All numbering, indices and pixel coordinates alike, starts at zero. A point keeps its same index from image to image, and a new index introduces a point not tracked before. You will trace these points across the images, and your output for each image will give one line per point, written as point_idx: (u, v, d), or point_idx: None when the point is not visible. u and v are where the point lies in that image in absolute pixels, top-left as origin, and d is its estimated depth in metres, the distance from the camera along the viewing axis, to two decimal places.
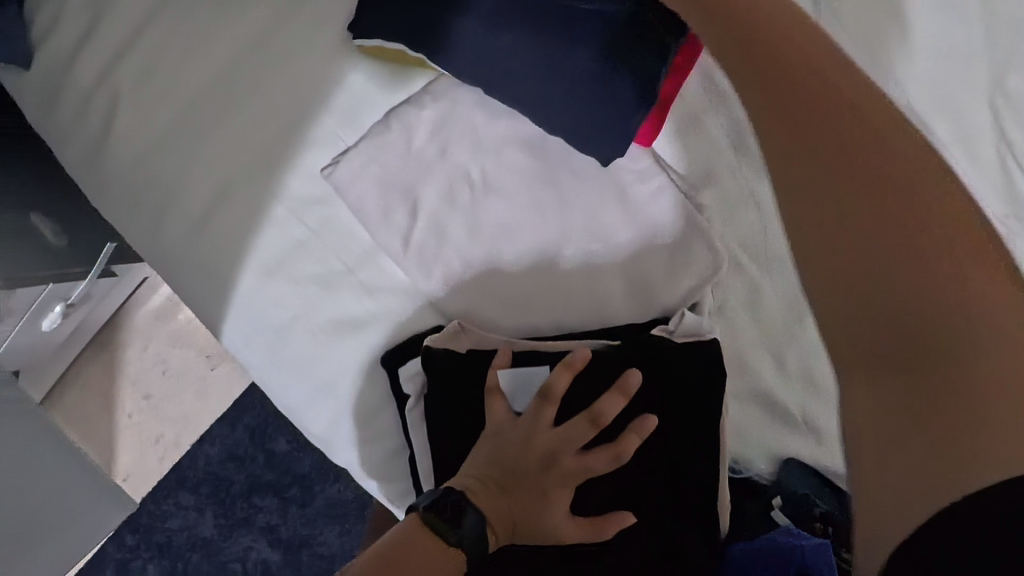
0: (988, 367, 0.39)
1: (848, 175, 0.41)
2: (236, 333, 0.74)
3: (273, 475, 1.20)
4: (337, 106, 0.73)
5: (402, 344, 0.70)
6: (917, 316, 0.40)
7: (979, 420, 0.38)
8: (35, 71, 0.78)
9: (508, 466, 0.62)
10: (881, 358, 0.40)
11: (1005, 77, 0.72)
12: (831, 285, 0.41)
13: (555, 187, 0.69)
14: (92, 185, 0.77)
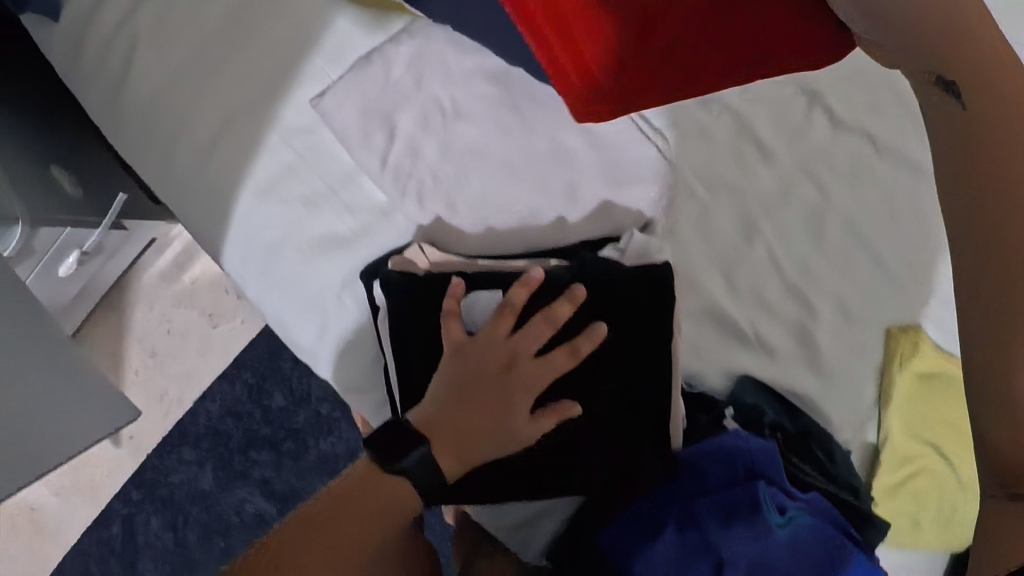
0: None
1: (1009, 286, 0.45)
2: (234, 253, 0.82)
3: (269, 429, 1.26)
4: (326, 46, 0.81)
5: (372, 264, 0.76)
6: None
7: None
8: (63, 21, 0.90)
9: (469, 377, 0.69)
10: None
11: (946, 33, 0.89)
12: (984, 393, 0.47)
13: (517, 113, 0.76)
14: (115, 126, 0.88)
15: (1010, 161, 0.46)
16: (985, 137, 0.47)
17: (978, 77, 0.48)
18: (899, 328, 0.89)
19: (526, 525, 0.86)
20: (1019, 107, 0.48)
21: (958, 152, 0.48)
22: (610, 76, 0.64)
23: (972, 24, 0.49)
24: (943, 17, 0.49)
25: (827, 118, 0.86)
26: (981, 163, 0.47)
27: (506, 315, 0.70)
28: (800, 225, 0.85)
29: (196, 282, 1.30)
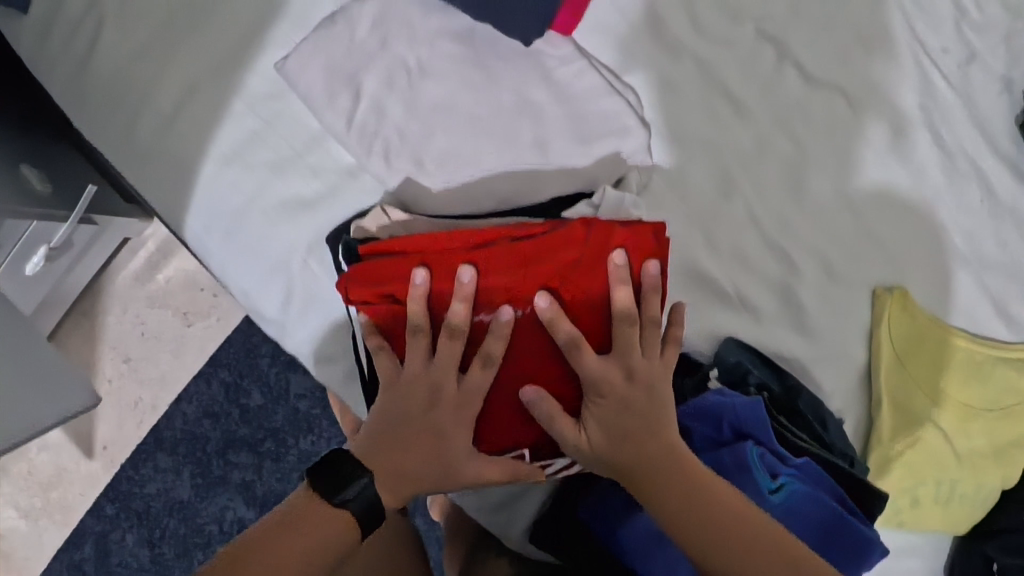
0: (667, 478, 0.68)
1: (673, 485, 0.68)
2: (197, 222, 0.79)
3: (248, 430, 1.22)
4: (292, 12, 0.80)
5: (338, 227, 0.75)
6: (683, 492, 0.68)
7: (696, 503, 0.67)
8: (31, 17, 0.85)
9: (425, 429, 0.69)
10: (690, 496, 0.68)
11: None
12: (680, 489, 0.68)
13: (485, 70, 0.76)
14: (74, 102, 0.85)
15: (693, 516, 0.67)
16: (679, 481, 0.68)
17: (633, 438, 0.69)
18: (885, 288, 0.87)
19: (505, 505, 0.82)
20: (655, 434, 0.69)
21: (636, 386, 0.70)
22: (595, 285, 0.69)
23: (633, 404, 0.69)
24: (629, 417, 0.69)
25: (799, 73, 0.84)
26: (705, 536, 0.66)
27: (445, 345, 0.67)
28: (778, 181, 0.83)
29: (170, 282, 1.25)
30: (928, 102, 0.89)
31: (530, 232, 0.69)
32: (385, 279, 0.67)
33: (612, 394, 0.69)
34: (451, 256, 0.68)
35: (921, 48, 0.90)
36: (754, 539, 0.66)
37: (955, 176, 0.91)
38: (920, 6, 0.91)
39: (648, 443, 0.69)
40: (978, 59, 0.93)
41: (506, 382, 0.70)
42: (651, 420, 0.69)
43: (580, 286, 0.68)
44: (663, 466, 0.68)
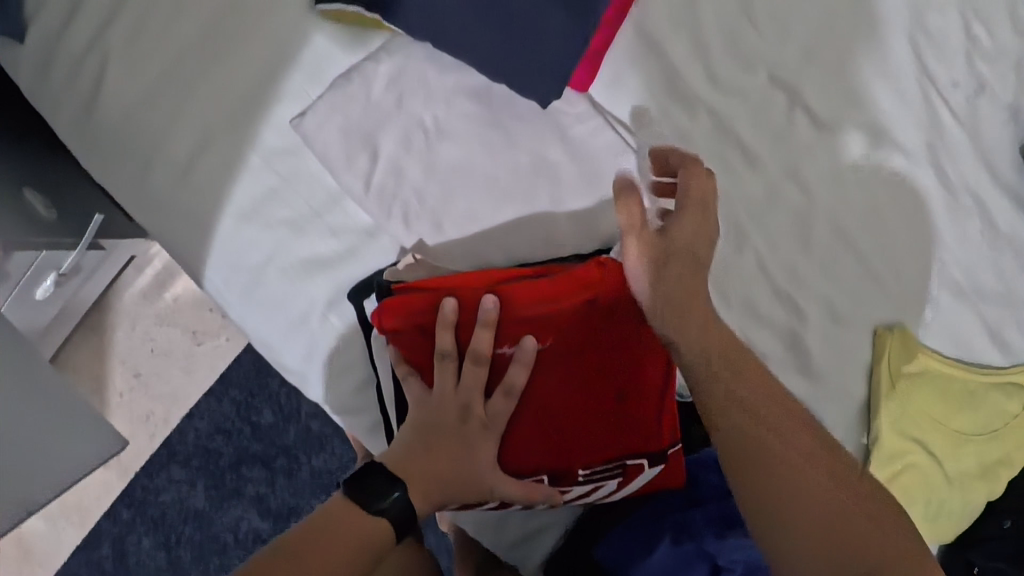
0: (757, 427, 0.63)
1: (759, 435, 0.62)
2: (216, 276, 0.80)
3: (260, 446, 1.26)
4: (304, 63, 0.80)
5: (365, 279, 0.76)
6: (772, 445, 0.62)
7: (786, 462, 0.61)
8: (30, 44, 0.82)
9: (454, 446, 0.70)
10: (778, 452, 0.62)
11: (928, 17, 0.89)
12: (765, 445, 0.62)
13: (502, 131, 0.77)
14: (80, 140, 0.82)
15: (779, 454, 0.61)
16: (757, 419, 0.63)
17: (721, 366, 0.65)
18: (885, 327, 0.90)
19: (521, 540, 0.85)
20: (746, 369, 0.66)
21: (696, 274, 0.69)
22: (618, 312, 0.71)
23: (712, 330, 0.66)
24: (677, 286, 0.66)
25: (808, 118, 0.84)
26: (789, 479, 0.60)
27: (470, 370, 0.69)
28: (786, 228, 0.85)
29: (178, 300, 1.27)
30: (935, 141, 0.89)
31: (550, 270, 0.72)
32: (416, 309, 0.70)
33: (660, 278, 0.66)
34: (477, 290, 0.71)
35: (927, 79, 0.89)
36: (836, 502, 0.61)
37: (958, 213, 0.92)
38: (931, 38, 0.89)
39: (728, 381, 0.65)
40: (988, 91, 0.92)
41: (532, 407, 0.71)
42: (738, 357, 0.67)
43: (602, 316, 0.71)
44: (753, 401, 0.64)
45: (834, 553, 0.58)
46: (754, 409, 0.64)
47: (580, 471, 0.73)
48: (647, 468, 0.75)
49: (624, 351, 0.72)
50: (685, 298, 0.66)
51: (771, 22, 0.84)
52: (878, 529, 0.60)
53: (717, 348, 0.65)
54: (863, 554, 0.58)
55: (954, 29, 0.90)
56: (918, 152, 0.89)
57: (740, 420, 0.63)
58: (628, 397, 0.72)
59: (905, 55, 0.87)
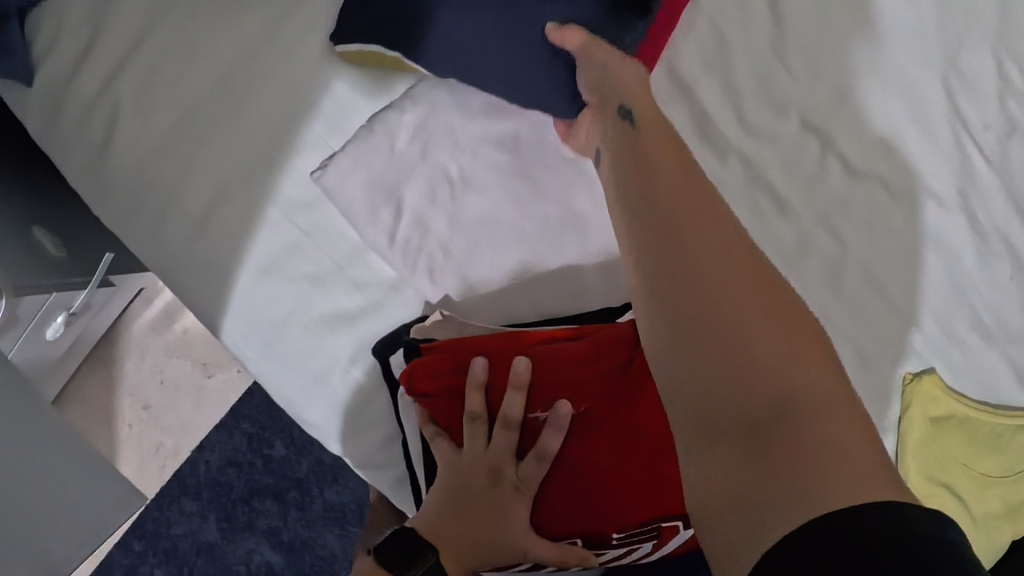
0: (715, 338, 0.47)
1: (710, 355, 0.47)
2: (235, 329, 0.78)
3: (272, 479, 1.23)
4: (324, 112, 0.78)
5: (390, 334, 0.75)
6: (721, 365, 0.46)
7: (737, 390, 0.45)
8: (37, 86, 0.80)
9: (486, 509, 0.68)
10: (734, 380, 0.45)
11: (960, 58, 0.87)
12: (707, 377, 0.46)
13: (530, 183, 0.75)
14: (92, 189, 0.80)
15: (703, 302, 0.48)
16: (707, 341, 0.47)
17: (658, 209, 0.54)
18: (913, 374, 0.88)
19: None
20: (694, 201, 0.53)
21: (673, 175, 0.57)
22: (655, 373, 0.69)
23: (665, 168, 0.57)
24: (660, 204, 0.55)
25: (844, 168, 0.86)
26: (696, 336, 0.47)
27: (501, 434, 0.68)
28: (820, 280, 0.86)
29: (188, 332, 1.25)
30: (966, 185, 0.87)
31: (581, 330, 0.72)
32: (446, 370, 0.69)
33: (634, 184, 0.58)
34: (509, 353, 0.70)
35: (957, 123, 0.87)
36: (781, 363, 0.45)
37: (990, 257, 0.88)
38: (963, 79, 0.87)
39: (689, 291, 0.49)
40: (1021, 132, 0.87)
41: (565, 470, 0.69)
42: (686, 192, 0.54)
43: (636, 379, 0.70)
44: (688, 240, 0.51)
45: (749, 420, 0.44)
46: (723, 318, 0.47)
47: (614, 534, 0.70)
48: (682, 529, 0.70)
49: (659, 411, 0.69)
50: (635, 158, 0.60)
51: (804, 63, 0.87)
52: (834, 402, 0.44)
53: (673, 248, 0.52)
54: (786, 436, 0.42)
55: (987, 69, 0.87)
56: (949, 198, 0.87)
57: (684, 330, 0.48)
58: (665, 457, 0.69)
59: (936, 98, 0.87)
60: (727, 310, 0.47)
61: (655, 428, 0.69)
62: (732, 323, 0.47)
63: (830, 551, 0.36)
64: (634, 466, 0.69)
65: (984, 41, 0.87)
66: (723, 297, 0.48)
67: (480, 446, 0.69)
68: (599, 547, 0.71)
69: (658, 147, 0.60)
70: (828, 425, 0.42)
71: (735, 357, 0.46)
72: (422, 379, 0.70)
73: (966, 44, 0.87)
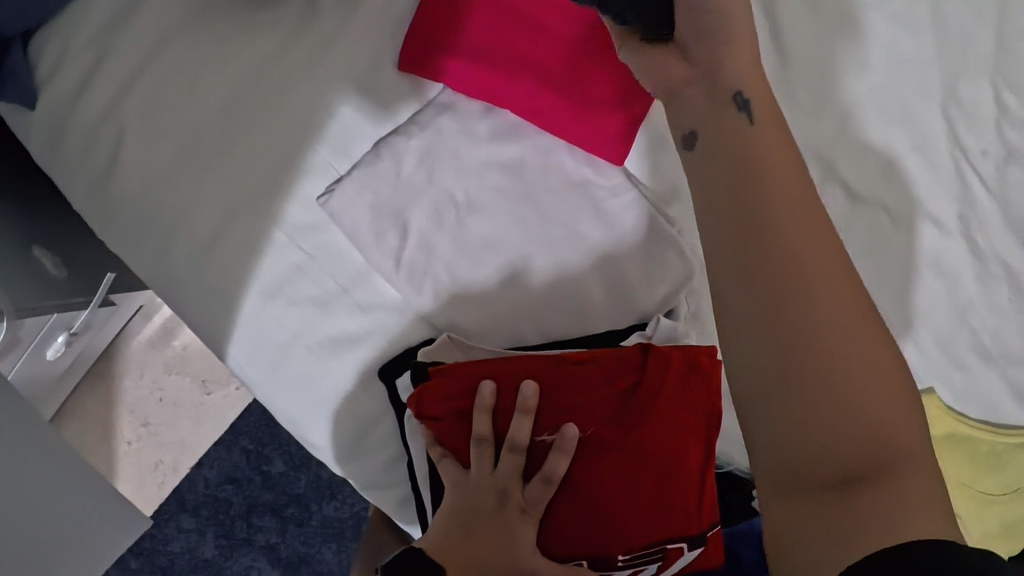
0: (822, 374, 0.46)
1: (817, 392, 0.45)
2: (240, 352, 0.78)
3: (271, 496, 1.23)
4: (330, 136, 0.78)
5: (396, 356, 0.76)
6: (826, 405, 0.45)
7: (836, 432, 0.45)
8: (40, 110, 0.80)
9: (493, 530, 0.67)
10: (836, 422, 0.45)
11: (959, 86, 0.89)
12: (809, 415, 0.46)
13: (535, 207, 0.76)
14: (99, 209, 0.81)
15: (805, 337, 0.46)
16: (813, 377, 0.46)
17: (762, 228, 0.48)
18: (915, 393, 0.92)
19: None
20: (803, 219, 0.48)
21: (788, 177, 0.50)
22: (658, 399, 0.72)
23: (767, 162, 0.50)
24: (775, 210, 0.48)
25: (845, 194, 0.90)
26: (793, 377, 0.46)
27: (507, 458, 0.69)
28: None
29: (187, 349, 1.25)
30: (966, 210, 0.90)
31: (590, 353, 0.73)
32: (454, 395, 0.70)
33: (743, 180, 0.50)
34: (516, 377, 0.71)
35: (955, 150, 0.89)
36: (876, 408, 0.45)
37: (988, 283, 0.90)
38: (963, 109, 0.89)
39: (804, 324, 0.46)
40: (1018, 157, 0.89)
41: (571, 495, 0.70)
42: (794, 208, 0.48)
43: (641, 405, 0.72)
44: (798, 276, 0.47)
45: (843, 466, 0.45)
46: (833, 354, 0.46)
47: (620, 556, 0.71)
48: (687, 551, 0.73)
49: (663, 436, 0.71)
50: (730, 147, 0.52)
51: (809, 93, 0.89)
52: (919, 451, 0.46)
53: (786, 269, 0.47)
54: (874, 485, 0.44)
55: (985, 97, 0.89)
56: (948, 223, 0.90)
57: (790, 365, 0.46)
58: (669, 479, 0.71)
59: (936, 125, 0.89)
60: (840, 348, 0.46)
61: (660, 453, 0.71)
62: (843, 364, 0.46)
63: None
64: (640, 489, 0.71)
65: (982, 68, 0.88)
66: (839, 332, 0.46)
67: (488, 469, 0.69)
68: (604, 570, 0.72)
69: (768, 139, 0.52)
70: (916, 476, 0.45)
71: (844, 398, 0.45)
72: (430, 404, 0.71)
73: (966, 74, 0.88)
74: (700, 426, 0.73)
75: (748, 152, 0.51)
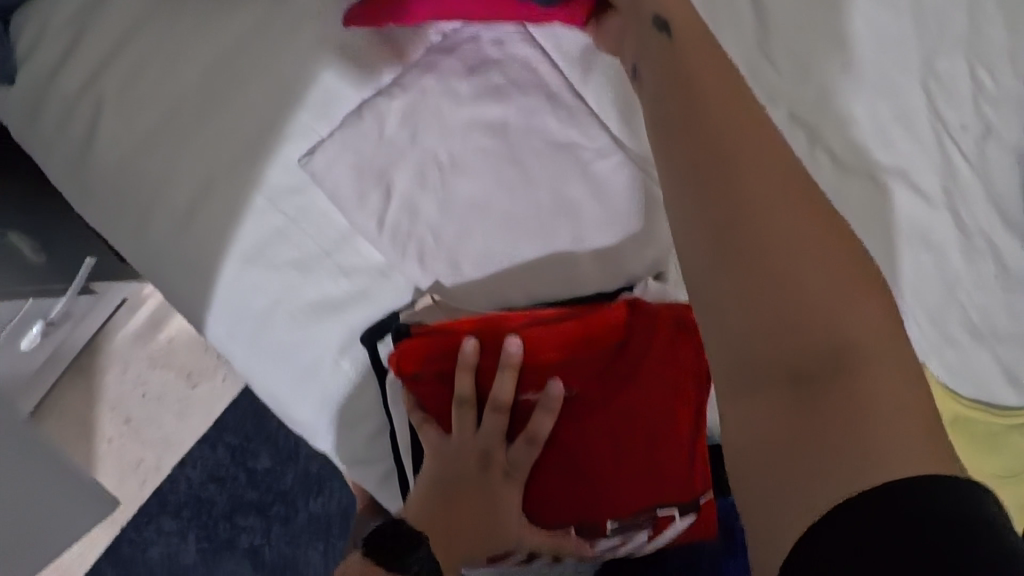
0: (772, 277, 0.45)
1: (761, 297, 0.45)
2: (219, 323, 0.76)
3: (256, 494, 1.19)
4: (311, 101, 0.77)
5: (380, 321, 0.73)
6: (773, 307, 0.44)
7: (785, 333, 0.44)
8: (19, 86, 0.80)
9: (478, 497, 0.68)
10: (786, 322, 0.44)
11: (937, 60, 0.91)
12: (756, 317, 0.45)
13: (520, 166, 0.74)
14: (79, 182, 0.79)
15: (754, 237, 0.46)
16: (759, 279, 0.45)
17: (708, 137, 0.49)
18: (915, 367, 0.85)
19: None
20: (747, 124, 0.49)
21: (728, 92, 0.50)
22: (643, 362, 0.71)
23: (704, 77, 0.52)
24: (706, 121, 0.50)
25: (829, 160, 0.89)
26: (743, 276, 0.45)
27: (491, 420, 0.67)
28: None
29: (172, 341, 1.22)
30: (949, 183, 0.90)
31: (574, 312, 0.71)
32: (436, 356, 0.68)
33: (678, 106, 0.52)
34: (499, 337, 0.69)
35: (937, 123, 0.91)
36: (831, 304, 0.44)
37: (975, 253, 0.90)
38: (940, 83, 0.91)
39: (748, 227, 0.46)
40: (996, 134, 0.91)
41: (554, 458, 0.71)
42: (738, 111, 0.49)
43: (627, 366, 0.71)
44: (741, 184, 0.47)
45: (793, 366, 0.44)
46: (781, 256, 0.45)
47: (608, 522, 0.71)
48: (678, 518, 0.73)
49: (648, 399, 0.71)
50: (670, 76, 0.54)
51: (788, 64, 0.90)
52: (881, 348, 0.43)
53: (729, 177, 0.47)
54: (831, 390, 0.42)
55: (962, 75, 0.91)
56: (933, 195, 0.90)
57: (736, 269, 0.46)
58: (654, 444, 0.71)
59: (917, 97, 0.91)
60: (790, 250, 0.45)
61: (645, 417, 0.71)
62: (794, 264, 0.45)
63: (869, 541, 0.38)
64: (625, 453, 0.71)
65: (957, 47, 0.91)
66: (790, 233, 0.45)
67: (470, 434, 0.68)
68: (593, 535, 0.72)
69: (702, 62, 0.53)
70: (880, 373, 0.42)
71: (797, 298, 0.44)
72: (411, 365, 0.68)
73: (944, 49, 0.91)
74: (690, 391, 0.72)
75: (686, 77, 0.53)
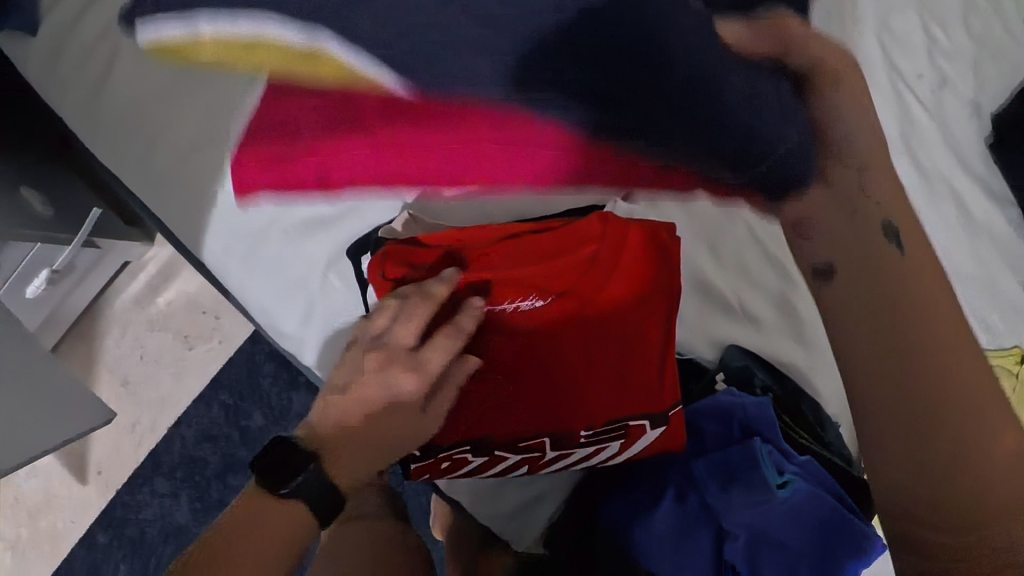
0: (955, 436, 0.49)
1: (938, 463, 0.50)
2: (218, 240, 0.82)
3: (248, 452, 1.21)
4: None
5: (362, 237, 0.77)
6: (950, 467, 0.50)
7: (959, 480, 0.50)
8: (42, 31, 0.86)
9: (407, 408, 0.67)
10: (955, 478, 0.50)
11: (891, 17, 1.00)
12: (929, 480, 0.50)
13: None
14: (92, 120, 0.86)
15: (942, 401, 0.49)
16: (944, 438, 0.49)
17: (895, 299, 0.49)
18: None
19: (517, 513, 0.85)
20: (930, 285, 0.49)
21: (896, 251, 0.49)
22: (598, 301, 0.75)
23: (876, 236, 0.50)
24: (875, 280, 0.49)
25: None
26: (918, 432, 0.49)
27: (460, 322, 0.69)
28: None
29: (171, 305, 1.27)
30: (908, 126, 0.96)
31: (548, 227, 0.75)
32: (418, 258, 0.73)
33: (841, 242, 0.50)
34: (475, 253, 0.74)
35: (894, 73, 0.98)
36: (988, 461, 0.50)
37: (936, 197, 0.94)
38: (894, 36, 0.99)
39: (938, 400, 0.49)
40: (949, 85, 0.99)
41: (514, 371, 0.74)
42: (920, 273, 0.50)
43: (590, 290, 0.75)
44: (922, 343, 0.48)
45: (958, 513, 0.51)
46: (964, 415, 0.49)
47: (582, 431, 0.73)
48: (650, 431, 0.74)
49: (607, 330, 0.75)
50: (844, 196, 0.50)
51: None
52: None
53: (920, 341, 0.48)
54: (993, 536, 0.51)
55: (915, 28, 1.00)
56: (893, 138, 0.95)
57: (911, 439, 0.50)
58: (611, 363, 0.75)
59: (873, 51, 0.98)
60: (969, 418, 0.50)
61: (600, 341, 0.75)
62: (967, 430, 0.49)
63: None
64: (579, 375, 0.74)
65: (908, 7, 1.01)
66: (972, 397, 0.49)
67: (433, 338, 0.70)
68: (567, 447, 0.74)
69: (849, 183, 0.50)
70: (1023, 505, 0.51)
71: (976, 454, 0.50)
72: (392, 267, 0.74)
73: (896, 6, 1.00)
74: (653, 319, 0.76)
75: (847, 163, 0.50)
